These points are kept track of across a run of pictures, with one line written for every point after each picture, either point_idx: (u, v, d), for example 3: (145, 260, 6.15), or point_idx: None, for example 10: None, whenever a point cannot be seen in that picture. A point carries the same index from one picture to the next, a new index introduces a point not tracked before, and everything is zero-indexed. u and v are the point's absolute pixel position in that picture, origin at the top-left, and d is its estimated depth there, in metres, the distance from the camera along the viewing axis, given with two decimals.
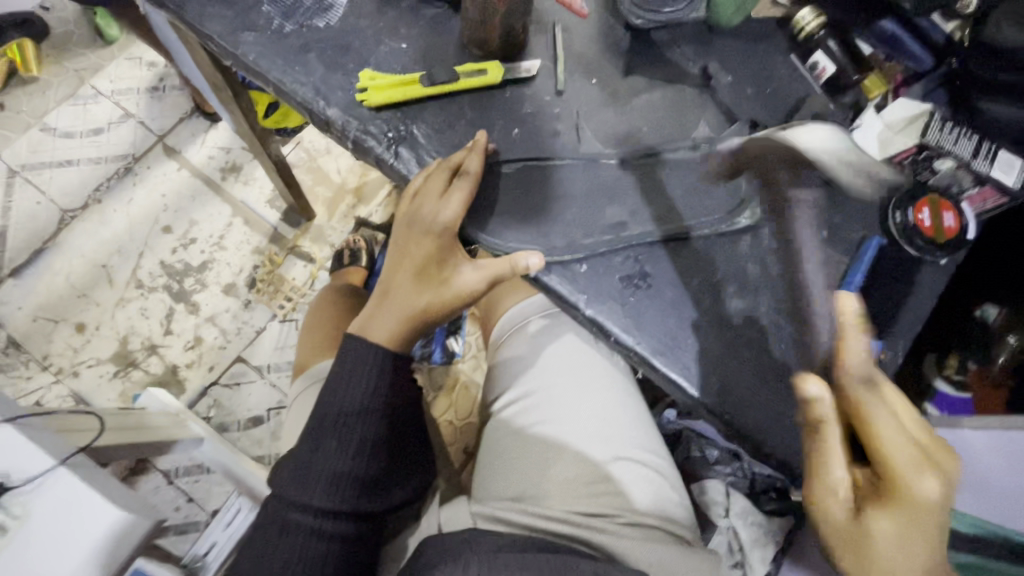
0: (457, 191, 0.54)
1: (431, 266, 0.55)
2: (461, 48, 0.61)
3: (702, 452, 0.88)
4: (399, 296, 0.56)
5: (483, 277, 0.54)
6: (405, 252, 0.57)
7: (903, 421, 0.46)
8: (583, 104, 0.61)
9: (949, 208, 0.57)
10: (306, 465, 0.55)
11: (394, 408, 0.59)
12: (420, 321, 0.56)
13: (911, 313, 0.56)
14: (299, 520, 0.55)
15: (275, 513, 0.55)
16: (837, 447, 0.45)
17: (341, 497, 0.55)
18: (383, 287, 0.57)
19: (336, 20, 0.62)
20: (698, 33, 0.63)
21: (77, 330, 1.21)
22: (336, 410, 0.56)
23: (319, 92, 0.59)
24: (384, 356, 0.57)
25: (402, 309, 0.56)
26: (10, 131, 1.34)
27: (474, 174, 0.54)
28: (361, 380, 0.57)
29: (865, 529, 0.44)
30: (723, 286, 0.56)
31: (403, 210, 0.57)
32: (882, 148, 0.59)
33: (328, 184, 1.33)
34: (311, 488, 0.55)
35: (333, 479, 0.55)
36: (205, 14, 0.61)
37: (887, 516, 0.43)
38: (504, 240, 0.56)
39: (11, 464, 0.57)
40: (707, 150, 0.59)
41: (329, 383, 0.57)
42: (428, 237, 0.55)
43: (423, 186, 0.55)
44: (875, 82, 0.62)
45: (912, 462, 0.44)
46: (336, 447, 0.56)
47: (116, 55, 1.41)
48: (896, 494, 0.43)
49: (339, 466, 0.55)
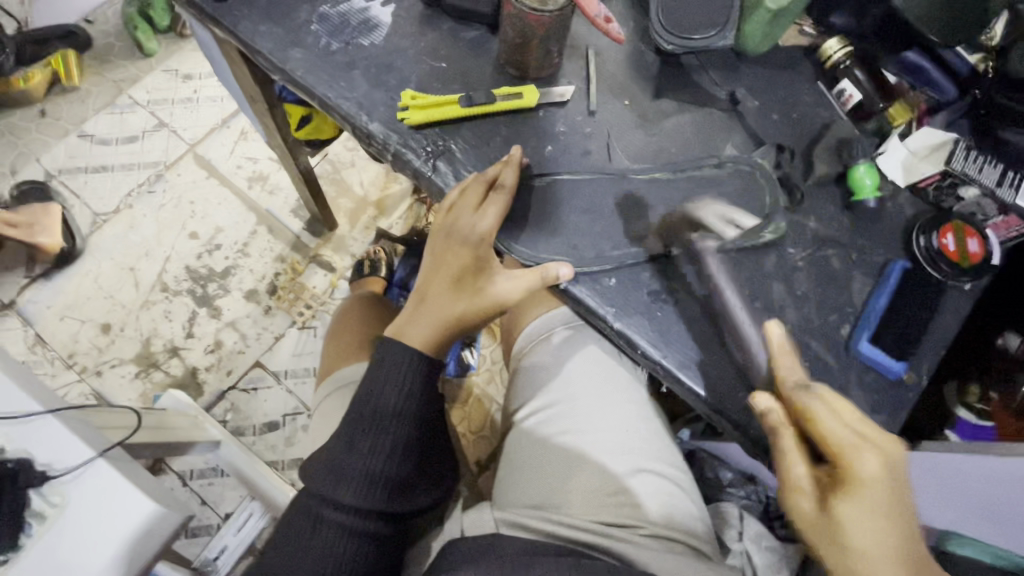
0: (492, 204, 0.56)
1: (467, 274, 0.57)
2: (497, 69, 0.64)
3: (716, 474, 0.89)
4: (436, 302, 0.58)
5: (517, 288, 0.56)
6: (440, 260, 0.59)
7: (837, 406, 0.49)
8: (613, 123, 0.63)
9: (973, 234, 0.58)
10: (340, 464, 0.57)
11: (425, 411, 0.60)
12: (455, 327, 0.58)
13: (935, 336, 0.57)
14: (332, 517, 0.56)
15: (308, 510, 0.57)
16: (787, 442, 0.49)
17: (372, 497, 0.57)
18: (419, 294, 0.60)
19: (380, 40, 0.65)
20: (725, 59, 0.66)
21: (102, 330, 1.24)
22: (370, 411, 0.58)
23: (362, 107, 0.62)
24: (418, 361, 0.58)
25: (437, 316, 0.58)
26: (49, 136, 1.39)
27: (510, 188, 0.57)
28: (395, 384, 0.58)
29: (833, 516, 0.46)
30: (746, 303, 0.57)
31: (440, 221, 0.59)
32: (906, 174, 0.61)
33: (351, 196, 1.37)
34: (344, 487, 0.56)
35: (366, 479, 0.56)
36: (257, 31, 0.64)
37: (847, 498, 0.45)
38: (535, 251, 0.58)
39: (53, 453, 0.59)
40: (732, 169, 0.61)
41: (363, 385, 0.59)
42: (464, 248, 0.57)
43: (461, 197, 0.57)
44: (899, 110, 0.63)
45: (856, 441, 0.47)
46: (369, 447, 0.57)
47: (154, 67, 1.47)
48: (851, 479, 0.46)
49: (372, 467, 0.57)
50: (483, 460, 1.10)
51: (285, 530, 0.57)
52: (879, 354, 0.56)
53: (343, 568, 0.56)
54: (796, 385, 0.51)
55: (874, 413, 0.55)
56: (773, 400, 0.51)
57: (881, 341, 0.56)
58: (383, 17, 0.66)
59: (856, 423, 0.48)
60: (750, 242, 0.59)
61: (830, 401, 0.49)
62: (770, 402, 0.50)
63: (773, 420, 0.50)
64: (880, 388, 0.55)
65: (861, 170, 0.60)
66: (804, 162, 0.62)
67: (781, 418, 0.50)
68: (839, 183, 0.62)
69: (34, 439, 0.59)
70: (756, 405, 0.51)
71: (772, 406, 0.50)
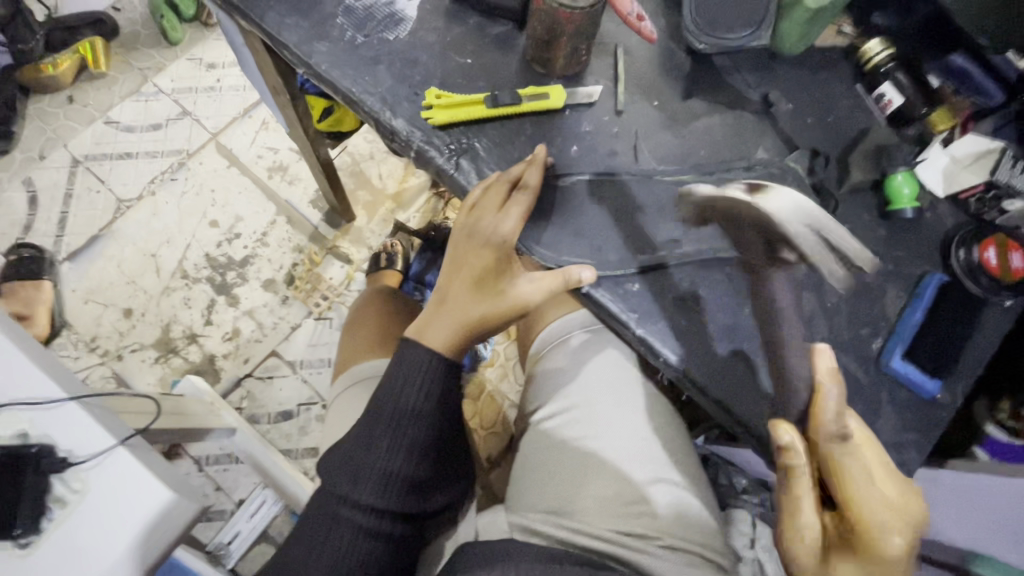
0: (516, 204, 0.55)
1: (488, 276, 0.57)
2: (523, 66, 0.63)
3: (730, 480, 0.88)
4: (456, 303, 0.58)
5: (539, 293, 0.55)
6: (462, 260, 0.58)
7: (875, 475, 0.47)
8: (641, 124, 0.61)
9: (1018, 249, 0.55)
10: (357, 462, 0.57)
11: (442, 412, 0.60)
12: (476, 329, 0.57)
13: (972, 354, 0.55)
14: (349, 515, 0.56)
15: (326, 505, 0.57)
16: (804, 492, 0.48)
17: (389, 496, 0.56)
18: (439, 294, 0.59)
19: (405, 34, 0.64)
20: (760, 60, 0.64)
21: (123, 315, 1.26)
22: (388, 411, 0.57)
23: (386, 103, 0.61)
24: (437, 362, 0.58)
25: (457, 317, 0.57)
26: (75, 122, 1.41)
27: (533, 189, 0.56)
28: (414, 384, 0.58)
29: (831, 571, 0.46)
30: (774, 313, 0.56)
31: (462, 220, 0.58)
32: (948, 184, 0.58)
33: (369, 189, 1.37)
34: (361, 485, 0.56)
35: (384, 479, 0.56)
36: (283, 23, 0.64)
37: (853, 563, 0.45)
38: (557, 253, 0.57)
39: (75, 440, 0.60)
40: (762, 173, 0.59)
41: (383, 384, 0.59)
42: (486, 249, 0.56)
43: (483, 197, 0.56)
44: (942, 116, 0.60)
45: (887, 520, 0.45)
46: (387, 447, 0.57)
47: (179, 55, 1.48)
48: (863, 545, 0.45)
49: (389, 467, 0.56)
50: (494, 456, 1.09)
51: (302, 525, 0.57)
52: (913, 371, 0.53)
53: (358, 566, 0.56)
54: (835, 435, 0.48)
55: (905, 433, 0.53)
56: (795, 438, 0.48)
57: (915, 357, 0.54)
58: (409, 11, 0.65)
59: (906, 510, 0.45)
60: (778, 250, 0.57)
61: (867, 462, 0.47)
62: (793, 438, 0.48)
63: (793, 461, 0.48)
64: (912, 406, 0.54)
65: (898, 178, 0.58)
66: (840, 168, 0.60)
67: (802, 462, 0.48)
68: (875, 192, 0.59)
69: (57, 425, 0.60)
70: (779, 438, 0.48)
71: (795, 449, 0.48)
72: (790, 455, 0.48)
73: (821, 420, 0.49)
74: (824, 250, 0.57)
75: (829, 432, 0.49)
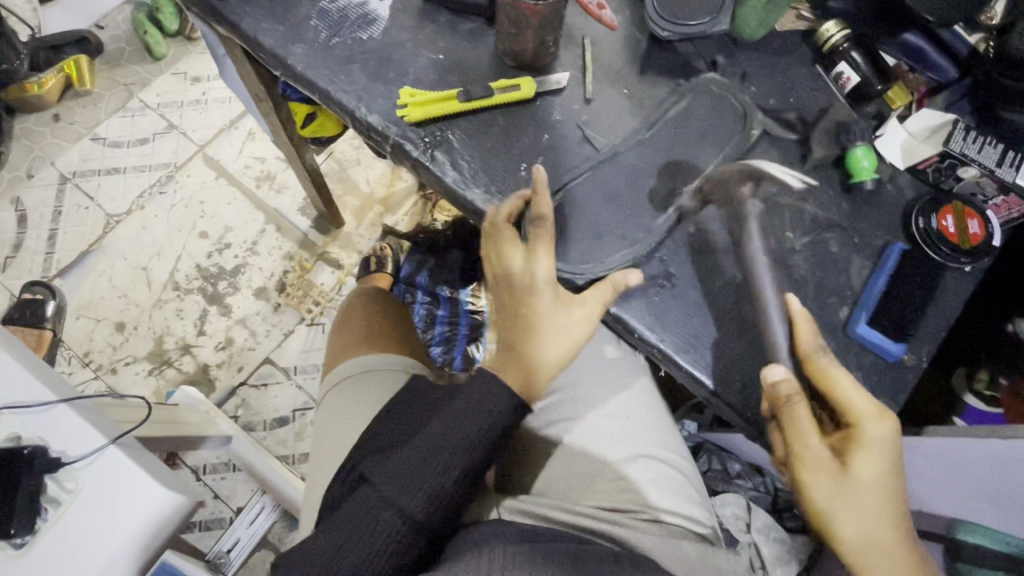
0: (541, 242, 0.56)
1: (546, 309, 0.55)
2: (494, 60, 0.65)
3: (723, 465, 0.89)
4: (527, 347, 0.55)
5: (598, 306, 0.55)
6: (518, 308, 0.56)
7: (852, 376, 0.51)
8: (610, 111, 0.63)
9: (973, 216, 0.58)
10: (407, 473, 0.53)
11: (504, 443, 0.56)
12: (560, 363, 0.55)
13: (936, 318, 0.57)
14: (393, 527, 0.52)
15: (368, 512, 0.52)
16: (805, 416, 0.50)
17: (434, 514, 0.53)
18: (500, 345, 0.57)
19: (378, 34, 0.66)
20: (722, 45, 0.66)
21: (116, 329, 1.27)
22: (456, 424, 0.54)
23: (361, 100, 0.63)
24: (510, 398, 0.54)
25: (527, 362, 0.54)
26: (63, 140, 1.43)
27: (549, 219, 0.56)
28: (484, 410, 0.53)
29: (849, 480, 0.49)
30: (743, 287, 0.58)
31: (500, 274, 0.57)
32: (907, 156, 0.61)
33: (357, 194, 1.38)
34: (411, 500, 0.52)
35: (432, 496, 0.53)
36: (259, 27, 0.65)
37: (860, 462, 0.49)
38: (596, 261, 0.58)
39: (67, 441, 0.61)
40: (728, 153, 0.61)
41: (454, 403, 0.55)
42: (532, 292, 0.55)
43: (504, 238, 0.57)
44: (898, 93, 0.63)
45: (874, 410, 0.49)
46: (443, 466, 0.53)
47: (163, 71, 1.49)
48: (861, 443, 0.49)
49: (444, 482, 0.53)
50: None
51: (337, 529, 0.52)
52: (877, 336, 0.55)
53: None
54: (817, 351, 0.52)
55: (875, 396, 0.55)
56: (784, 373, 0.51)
57: (881, 324, 0.56)
58: (381, 11, 0.67)
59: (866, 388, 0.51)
60: (746, 227, 0.59)
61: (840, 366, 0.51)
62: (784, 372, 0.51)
63: (789, 391, 0.50)
64: (880, 370, 0.55)
65: (859, 152, 0.60)
66: (802, 147, 0.62)
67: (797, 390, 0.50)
68: (838, 167, 0.62)
69: (48, 427, 0.61)
70: (770, 376, 0.51)
71: (784, 382, 0.51)
72: (781, 386, 0.51)
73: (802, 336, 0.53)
74: (788, 226, 0.60)
75: (809, 347, 0.52)
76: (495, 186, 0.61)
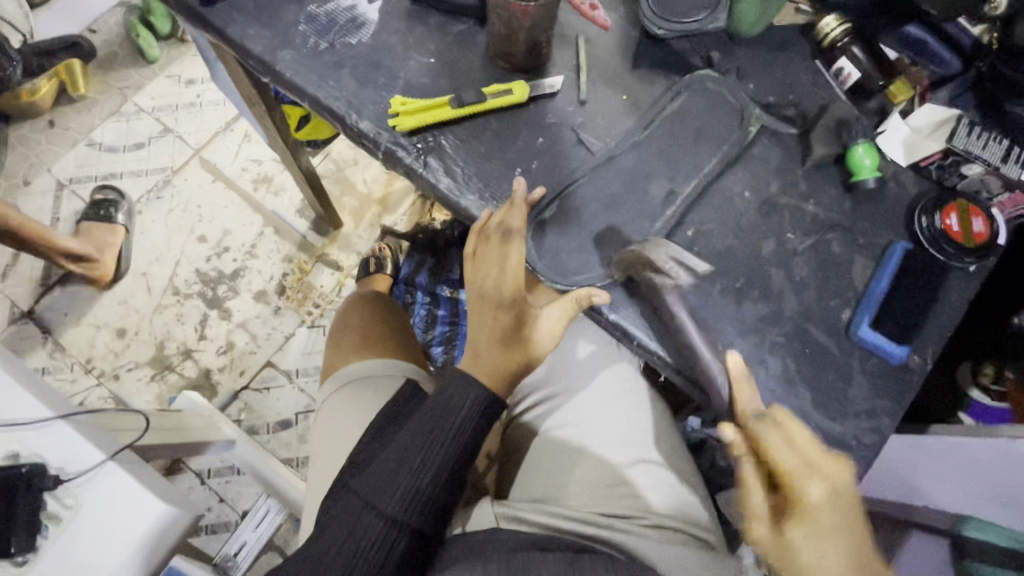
0: (513, 256, 0.56)
1: (510, 326, 0.57)
2: (486, 63, 0.64)
3: (730, 460, 0.84)
4: (486, 357, 0.57)
5: (557, 325, 0.57)
6: (483, 319, 0.58)
7: (794, 434, 0.50)
8: (604, 112, 0.62)
9: (979, 214, 0.57)
10: (387, 470, 0.55)
11: (478, 441, 0.58)
12: (516, 373, 0.58)
13: (940, 317, 0.56)
14: (373, 525, 0.54)
15: (350, 511, 0.55)
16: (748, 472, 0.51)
17: (414, 512, 0.55)
18: (470, 348, 0.59)
19: (367, 38, 0.64)
20: (719, 42, 0.64)
21: (118, 335, 1.27)
22: (431, 425, 0.56)
23: (352, 106, 0.62)
24: (482, 398, 0.57)
25: (495, 371, 0.57)
26: (58, 146, 1.42)
27: (520, 231, 0.57)
28: (455, 407, 0.57)
29: (787, 543, 0.47)
30: (742, 292, 0.57)
31: (471, 281, 0.59)
32: (909, 152, 0.60)
33: (355, 194, 1.37)
34: (389, 496, 0.54)
35: (411, 493, 0.55)
36: (246, 34, 0.64)
37: (801, 527, 0.47)
38: (566, 274, 0.57)
39: (63, 457, 0.61)
40: (729, 154, 0.60)
41: (430, 403, 0.58)
42: (501, 302, 0.57)
43: (486, 246, 0.57)
44: (901, 86, 0.61)
45: (812, 468, 0.48)
46: (419, 463, 0.55)
47: (157, 73, 1.48)
48: (801, 506, 0.47)
49: (422, 482, 0.55)
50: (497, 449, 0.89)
51: (323, 529, 0.55)
52: (881, 339, 0.55)
53: None
54: (755, 414, 0.51)
55: (880, 400, 0.54)
56: (735, 431, 0.51)
57: (884, 325, 0.55)
58: (371, 14, 0.65)
59: (806, 445, 0.49)
60: (745, 231, 0.58)
61: (786, 427, 0.50)
62: (729, 430, 0.51)
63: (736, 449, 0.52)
64: (882, 374, 0.55)
65: (860, 151, 0.59)
66: (802, 145, 0.61)
67: (743, 448, 0.51)
68: (839, 165, 0.60)
69: (46, 443, 0.61)
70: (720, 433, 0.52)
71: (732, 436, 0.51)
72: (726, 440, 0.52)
73: (741, 397, 0.52)
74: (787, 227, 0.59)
75: (749, 408, 0.52)
76: (489, 191, 0.59)
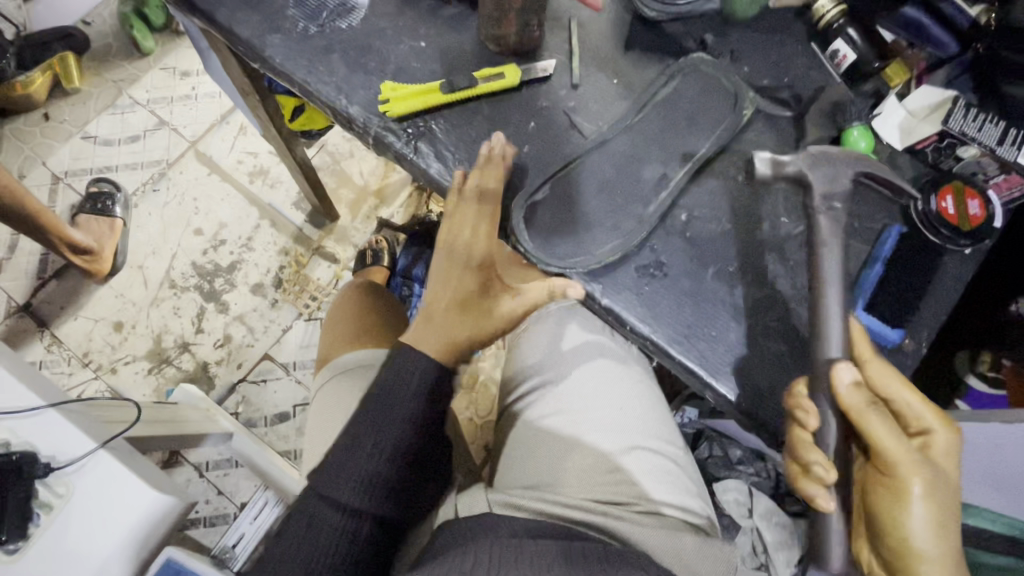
0: (484, 219, 0.57)
1: (473, 292, 0.58)
2: (478, 47, 0.63)
3: (725, 451, 0.86)
4: (442, 320, 0.57)
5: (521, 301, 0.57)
6: (446, 278, 0.59)
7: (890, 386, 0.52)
8: (597, 96, 0.61)
9: (974, 196, 0.56)
10: (340, 463, 0.54)
11: (429, 419, 0.56)
12: (467, 343, 0.57)
13: (936, 301, 0.56)
14: (332, 518, 0.53)
15: (309, 507, 0.54)
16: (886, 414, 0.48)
17: (372, 499, 0.54)
18: (425, 311, 0.59)
19: (358, 22, 0.64)
20: (713, 25, 0.63)
21: (114, 328, 1.26)
22: (379, 411, 0.55)
23: (342, 91, 0.61)
24: (430, 372, 0.56)
25: (446, 335, 0.57)
26: (53, 139, 1.41)
27: (493, 195, 0.57)
28: (402, 389, 0.55)
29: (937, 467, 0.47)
30: (735, 276, 0.56)
31: (440, 241, 0.60)
32: (905, 136, 0.60)
33: (351, 186, 1.37)
34: (342, 488, 0.54)
35: (365, 481, 0.54)
36: (235, 19, 0.63)
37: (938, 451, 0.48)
38: (545, 253, 0.57)
39: (55, 445, 0.61)
40: (723, 138, 0.59)
41: (375, 388, 0.56)
42: (467, 265, 0.58)
43: (460, 206, 0.58)
44: (897, 69, 0.61)
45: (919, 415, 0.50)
46: (370, 449, 0.54)
47: (152, 66, 1.47)
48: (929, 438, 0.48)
49: (374, 468, 0.54)
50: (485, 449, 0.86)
51: (284, 527, 0.54)
52: (876, 323, 0.54)
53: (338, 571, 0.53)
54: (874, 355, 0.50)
55: None
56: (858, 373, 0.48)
57: (879, 309, 0.55)
58: None
59: None
60: (740, 215, 0.58)
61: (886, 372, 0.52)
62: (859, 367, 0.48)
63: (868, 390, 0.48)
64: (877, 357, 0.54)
65: (855, 133, 0.59)
66: (797, 129, 0.60)
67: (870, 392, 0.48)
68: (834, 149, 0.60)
69: (37, 432, 0.61)
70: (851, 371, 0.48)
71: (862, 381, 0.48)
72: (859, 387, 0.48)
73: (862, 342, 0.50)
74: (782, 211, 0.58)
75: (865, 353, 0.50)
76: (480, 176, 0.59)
